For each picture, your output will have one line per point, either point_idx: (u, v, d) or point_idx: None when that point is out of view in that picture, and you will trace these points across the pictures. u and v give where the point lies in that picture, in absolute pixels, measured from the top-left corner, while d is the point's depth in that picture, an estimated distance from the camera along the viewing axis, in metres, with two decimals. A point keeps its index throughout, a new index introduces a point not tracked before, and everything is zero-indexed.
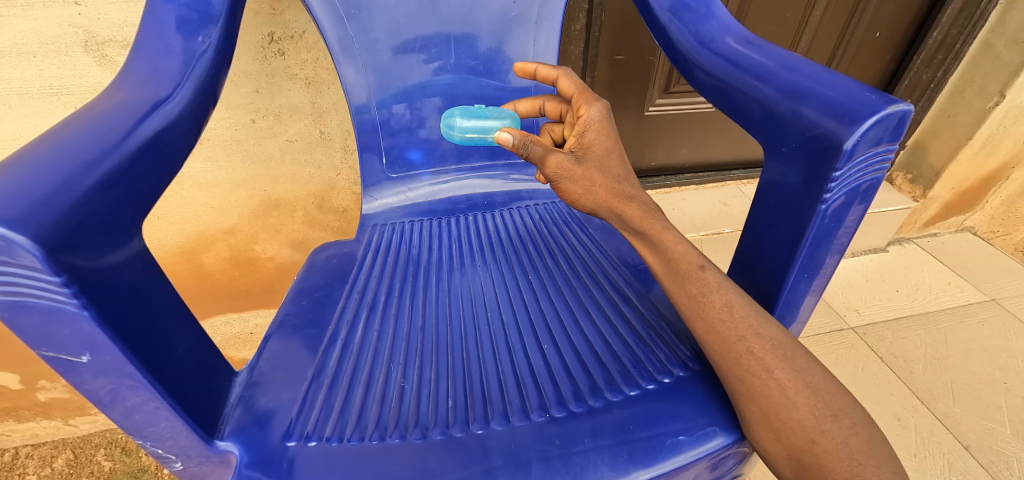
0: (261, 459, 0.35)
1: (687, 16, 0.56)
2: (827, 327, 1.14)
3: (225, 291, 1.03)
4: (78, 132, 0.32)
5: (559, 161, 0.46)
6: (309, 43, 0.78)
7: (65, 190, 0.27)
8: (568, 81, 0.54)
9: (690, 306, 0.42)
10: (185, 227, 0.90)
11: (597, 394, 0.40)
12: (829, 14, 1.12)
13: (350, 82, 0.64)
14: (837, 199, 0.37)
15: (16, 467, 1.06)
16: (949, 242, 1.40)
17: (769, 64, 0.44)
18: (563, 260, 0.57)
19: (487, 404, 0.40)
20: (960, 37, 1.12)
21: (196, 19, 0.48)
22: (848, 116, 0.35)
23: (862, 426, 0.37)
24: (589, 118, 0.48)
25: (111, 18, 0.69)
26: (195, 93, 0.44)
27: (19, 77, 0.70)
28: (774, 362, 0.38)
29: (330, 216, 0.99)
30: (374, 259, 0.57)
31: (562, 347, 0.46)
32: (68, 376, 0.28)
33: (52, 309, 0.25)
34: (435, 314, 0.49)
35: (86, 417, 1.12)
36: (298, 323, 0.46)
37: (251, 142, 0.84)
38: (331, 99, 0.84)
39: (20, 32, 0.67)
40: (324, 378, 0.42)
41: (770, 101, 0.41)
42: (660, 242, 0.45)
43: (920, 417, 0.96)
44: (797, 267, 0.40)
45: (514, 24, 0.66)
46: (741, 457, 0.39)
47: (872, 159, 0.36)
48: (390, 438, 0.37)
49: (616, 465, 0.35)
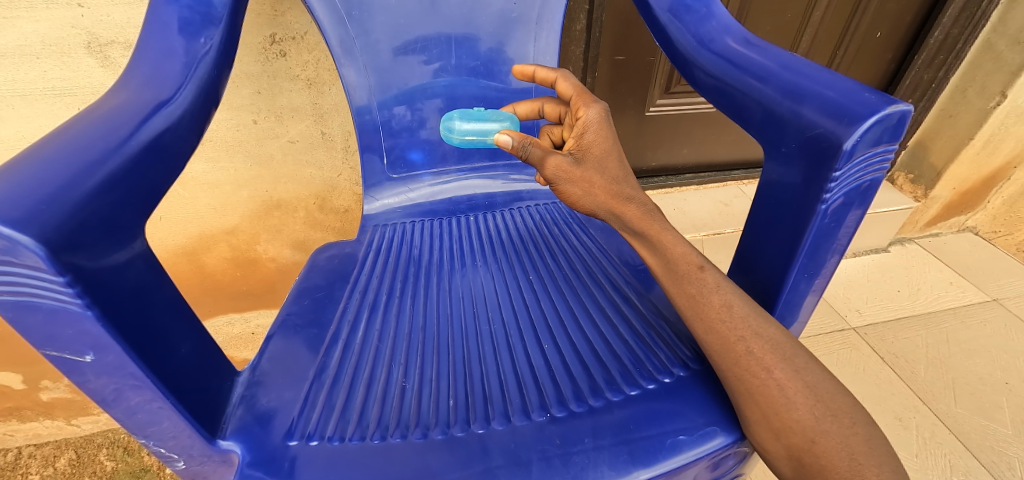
0: (262, 458, 0.35)
1: (687, 17, 0.56)
2: (829, 327, 1.14)
3: (227, 291, 1.03)
4: (81, 133, 0.32)
5: (558, 163, 0.47)
6: (310, 44, 0.78)
7: (67, 191, 0.27)
8: (567, 82, 0.55)
9: (690, 306, 0.42)
10: (187, 227, 0.90)
11: (597, 393, 0.40)
12: (830, 14, 1.12)
13: (350, 83, 0.64)
14: (836, 200, 0.37)
15: (18, 467, 1.06)
16: (951, 243, 1.40)
17: (769, 64, 0.44)
18: (564, 260, 0.57)
19: (488, 403, 0.40)
20: (961, 38, 1.12)
21: (199, 21, 0.49)
22: (848, 116, 0.35)
23: (862, 425, 0.37)
24: (588, 119, 0.48)
25: (113, 20, 0.69)
26: (197, 94, 0.44)
27: (22, 79, 0.70)
28: (773, 362, 0.38)
29: (331, 216, 0.99)
30: (375, 260, 0.57)
31: (563, 347, 0.46)
32: (71, 376, 0.29)
33: (56, 309, 0.25)
34: (436, 314, 0.49)
35: (89, 417, 1.12)
36: (299, 323, 0.46)
37: (253, 143, 0.84)
38: (332, 100, 0.84)
39: (23, 34, 0.67)
40: (326, 377, 0.42)
41: (770, 102, 0.41)
42: (660, 243, 0.45)
43: (922, 417, 0.95)
44: (797, 267, 0.40)
45: (515, 25, 0.67)
46: (741, 457, 0.40)
47: (872, 159, 0.36)
48: (391, 437, 0.37)
49: (616, 465, 0.35)
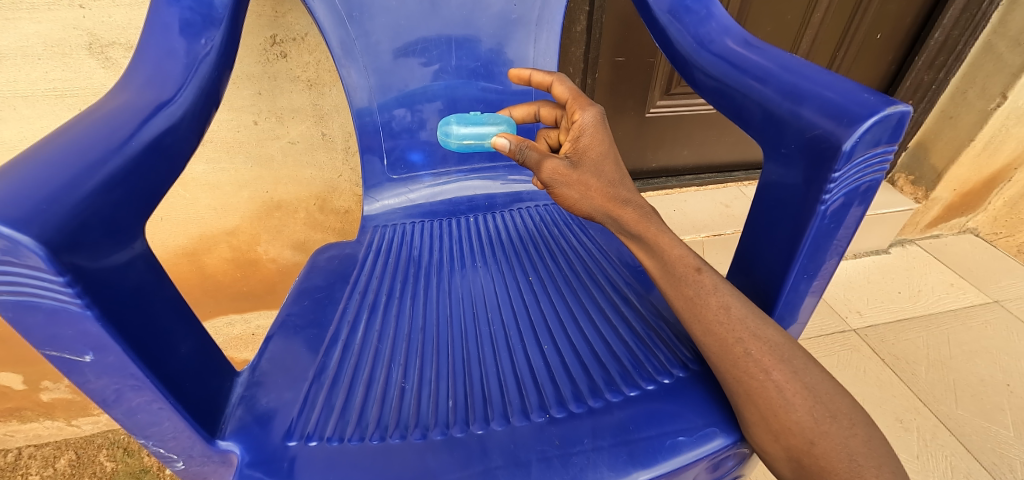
0: (261, 458, 0.35)
1: (687, 18, 0.56)
2: (829, 329, 1.14)
3: (228, 292, 1.03)
4: (82, 134, 0.32)
5: (555, 167, 0.47)
6: (311, 45, 0.78)
7: (68, 192, 0.27)
8: (563, 86, 0.55)
9: (688, 309, 0.42)
10: (187, 228, 0.90)
11: (596, 394, 0.40)
12: (830, 15, 1.12)
13: (351, 84, 0.64)
14: (836, 200, 0.37)
15: (18, 467, 1.06)
16: (951, 244, 1.40)
17: (769, 65, 0.44)
18: (563, 260, 0.57)
19: (487, 404, 0.40)
20: (961, 39, 1.12)
21: (199, 21, 0.49)
22: (848, 116, 0.35)
23: (861, 426, 0.36)
24: (583, 124, 0.48)
25: (115, 21, 0.69)
26: (198, 95, 0.44)
27: (23, 79, 0.71)
28: (772, 363, 0.38)
29: (331, 217, 0.99)
30: (375, 260, 0.57)
31: (562, 347, 0.46)
32: (72, 376, 0.29)
33: (56, 309, 0.26)
34: (436, 314, 0.50)
35: (89, 417, 1.12)
36: (299, 323, 0.46)
37: (253, 144, 0.84)
38: (332, 101, 0.85)
39: (25, 35, 0.68)
40: (325, 378, 0.42)
41: (769, 103, 0.41)
42: (658, 246, 0.45)
43: (923, 418, 0.95)
44: (796, 268, 0.40)
45: (515, 27, 0.67)
46: (741, 458, 0.39)
47: (872, 160, 0.36)
48: (391, 438, 0.37)
49: (616, 465, 0.35)
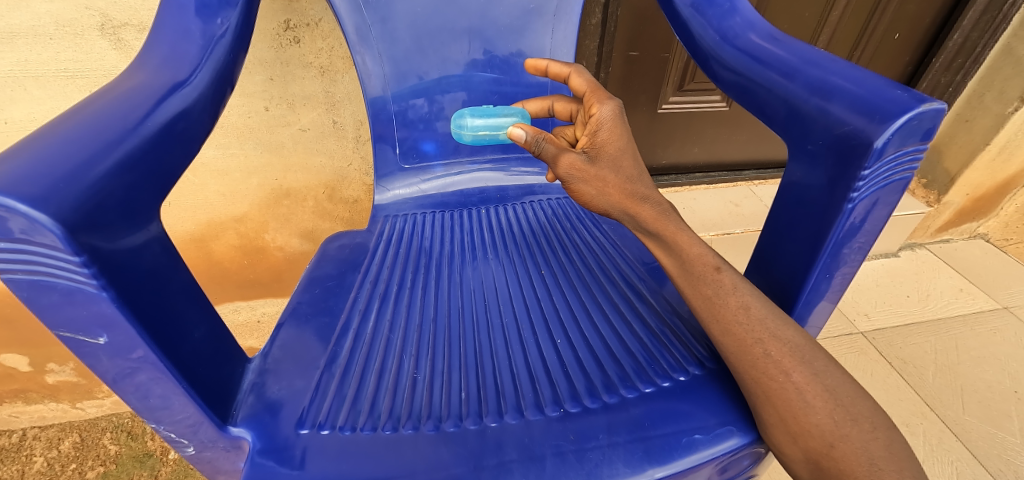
0: (273, 447, 0.35)
1: (710, 12, 0.55)
2: (837, 331, 1.13)
3: (234, 279, 1.03)
4: (98, 114, 0.32)
5: (572, 161, 0.46)
6: (324, 31, 0.78)
7: (84, 171, 0.26)
8: (580, 78, 0.54)
9: (706, 308, 0.41)
10: (196, 214, 0.90)
11: (611, 389, 0.40)
12: (848, 14, 1.11)
13: (366, 71, 0.64)
14: (864, 199, 0.36)
15: (22, 448, 1.06)
16: (962, 249, 1.39)
17: (794, 60, 0.43)
18: (575, 255, 0.56)
19: (500, 397, 0.40)
20: (981, 41, 1.11)
21: (215, 2, 0.48)
22: (879, 114, 0.34)
23: (882, 430, 0.36)
24: (601, 117, 0.48)
25: (127, 2, 0.68)
26: (214, 77, 0.43)
27: (34, 59, 0.70)
28: (792, 365, 0.37)
29: (340, 207, 0.98)
30: (385, 251, 0.57)
31: (576, 342, 0.45)
32: (84, 358, 0.29)
33: (72, 290, 0.25)
34: (448, 305, 0.49)
35: (93, 400, 1.13)
36: (310, 311, 0.46)
37: (264, 130, 0.84)
38: (345, 88, 0.84)
39: (37, 14, 0.67)
40: (336, 367, 0.41)
41: (795, 98, 0.40)
42: (675, 243, 0.44)
43: (929, 423, 0.95)
44: (819, 266, 0.39)
45: (532, 17, 0.66)
46: (755, 458, 0.39)
47: (902, 159, 0.35)
48: (403, 428, 0.37)
49: (631, 462, 0.35)
